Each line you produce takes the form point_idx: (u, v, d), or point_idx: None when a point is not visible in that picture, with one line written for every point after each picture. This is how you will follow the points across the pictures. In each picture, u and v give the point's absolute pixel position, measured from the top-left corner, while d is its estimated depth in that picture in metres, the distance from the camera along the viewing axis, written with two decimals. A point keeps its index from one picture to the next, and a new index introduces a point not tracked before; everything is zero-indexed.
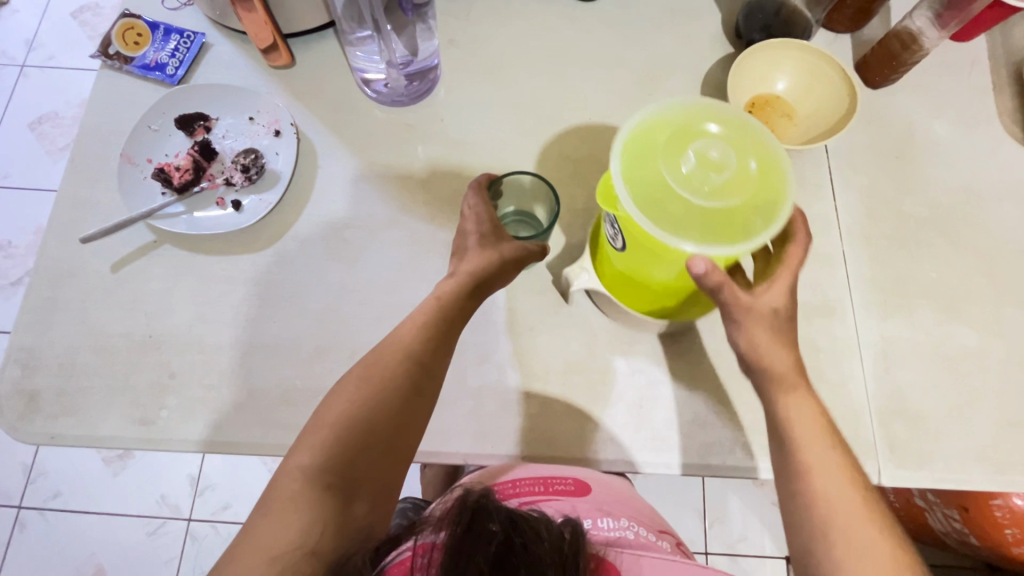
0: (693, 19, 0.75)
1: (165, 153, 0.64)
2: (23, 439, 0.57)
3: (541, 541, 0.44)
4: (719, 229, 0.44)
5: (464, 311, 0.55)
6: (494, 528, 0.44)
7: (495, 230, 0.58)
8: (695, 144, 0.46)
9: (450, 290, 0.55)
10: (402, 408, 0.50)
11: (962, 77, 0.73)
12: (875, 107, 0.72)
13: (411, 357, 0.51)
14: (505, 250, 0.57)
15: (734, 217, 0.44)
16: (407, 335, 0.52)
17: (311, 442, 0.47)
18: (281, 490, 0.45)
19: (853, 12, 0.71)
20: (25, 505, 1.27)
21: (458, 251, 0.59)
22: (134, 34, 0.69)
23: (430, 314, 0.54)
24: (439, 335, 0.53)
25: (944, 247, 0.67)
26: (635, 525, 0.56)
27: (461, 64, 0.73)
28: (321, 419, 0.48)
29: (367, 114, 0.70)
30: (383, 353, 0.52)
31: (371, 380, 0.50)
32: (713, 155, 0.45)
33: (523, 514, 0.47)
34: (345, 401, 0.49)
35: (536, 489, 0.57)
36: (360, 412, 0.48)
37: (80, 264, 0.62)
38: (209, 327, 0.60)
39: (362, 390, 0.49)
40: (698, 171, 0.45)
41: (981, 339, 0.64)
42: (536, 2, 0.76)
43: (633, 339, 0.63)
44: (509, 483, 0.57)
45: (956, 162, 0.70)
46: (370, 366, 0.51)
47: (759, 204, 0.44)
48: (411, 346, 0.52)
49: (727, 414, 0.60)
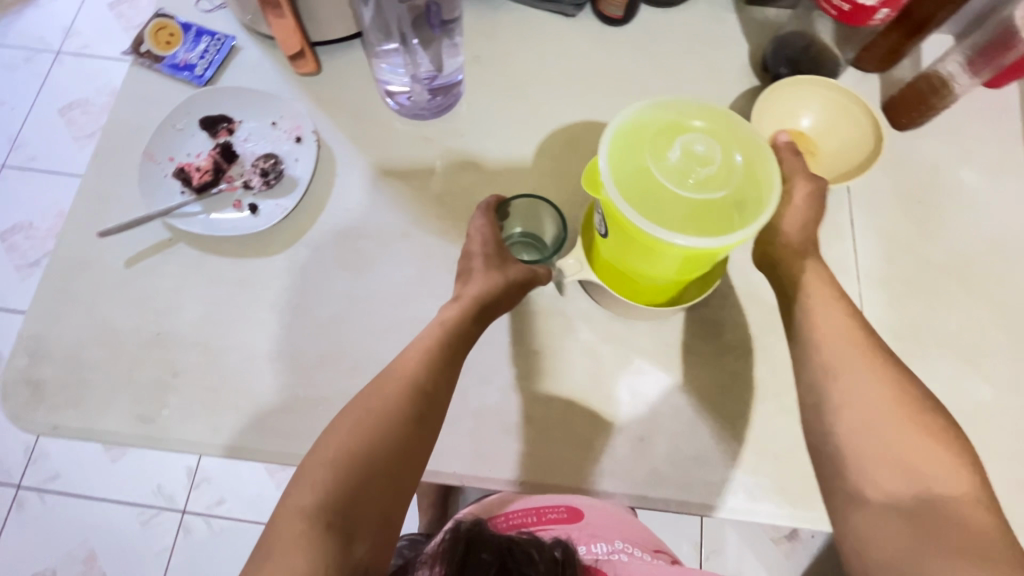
0: (720, 50, 0.75)
1: (187, 153, 0.65)
2: (25, 428, 0.57)
3: (534, 563, 0.42)
4: (709, 224, 0.45)
5: (465, 340, 0.56)
6: (487, 557, 0.42)
7: (501, 252, 0.60)
8: (682, 139, 0.47)
9: (455, 320, 0.55)
10: (407, 437, 0.49)
11: (991, 125, 0.72)
12: (900, 150, 0.71)
13: (413, 388, 0.51)
14: (510, 272, 0.58)
15: (722, 212, 0.46)
16: (409, 365, 0.52)
17: (311, 481, 0.45)
18: (281, 532, 0.43)
19: (883, 52, 0.70)
20: (24, 485, 1.28)
21: (463, 273, 0.60)
22: (167, 34, 0.70)
23: (434, 345, 0.54)
24: (442, 364, 0.53)
25: (965, 297, 0.66)
26: (629, 547, 0.52)
27: (485, 82, 0.73)
28: (319, 455, 0.47)
29: (388, 125, 0.70)
30: (386, 382, 0.51)
31: (372, 410, 0.49)
32: (699, 149, 0.47)
33: (516, 541, 0.45)
34: (347, 436, 0.48)
35: (529, 520, 0.54)
36: (360, 445, 0.47)
37: (96, 257, 0.62)
38: (216, 329, 0.61)
39: (362, 419, 0.49)
40: (684, 164, 0.47)
41: (999, 395, 0.62)
42: (563, 24, 0.77)
43: (640, 369, 0.62)
44: (502, 517, 0.55)
45: (981, 211, 0.69)
46: (372, 397, 0.50)
47: (748, 197, 0.46)
48: (413, 377, 0.51)
49: (731, 454, 0.59)
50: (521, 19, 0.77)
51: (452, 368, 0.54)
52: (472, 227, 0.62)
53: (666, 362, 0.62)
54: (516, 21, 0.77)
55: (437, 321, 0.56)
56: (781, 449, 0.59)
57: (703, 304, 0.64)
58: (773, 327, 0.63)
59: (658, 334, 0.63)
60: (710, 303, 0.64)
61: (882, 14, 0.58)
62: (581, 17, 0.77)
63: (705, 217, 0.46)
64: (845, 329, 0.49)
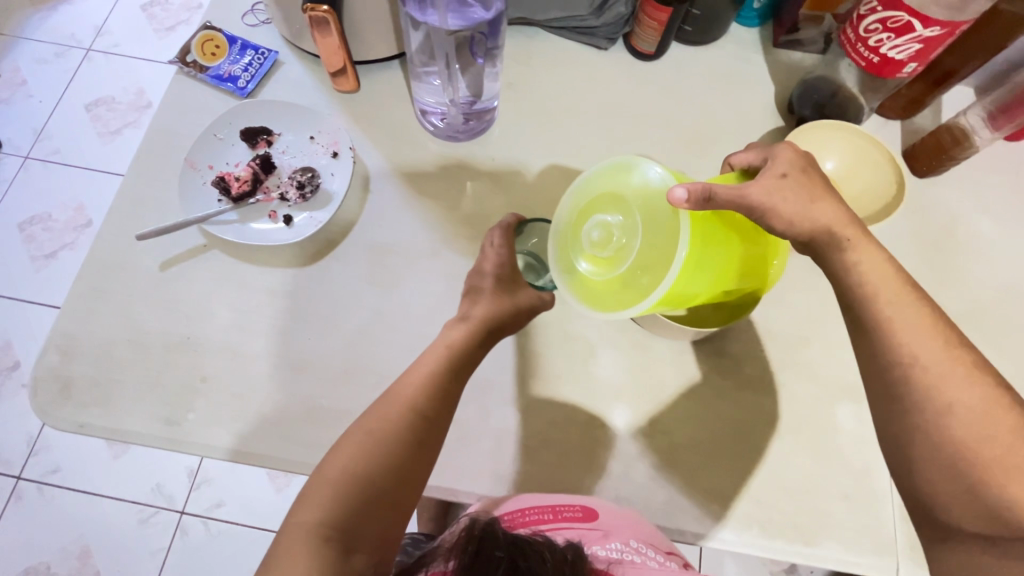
0: (747, 90, 0.77)
1: (226, 162, 0.67)
2: (51, 425, 0.58)
3: (545, 562, 0.47)
4: (629, 295, 0.50)
5: (468, 363, 0.55)
6: (500, 554, 0.46)
7: (513, 276, 0.60)
8: (586, 231, 0.54)
9: (461, 343, 0.55)
10: (403, 457, 0.49)
11: (1008, 177, 0.74)
12: (918, 197, 0.73)
13: (412, 410, 0.50)
14: (519, 299, 0.59)
15: (641, 281, 0.49)
16: (410, 387, 0.51)
17: (316, 498, 0.46)
18: (283, 547, 0.45)
19: (905, 101, 0.72)
20: (24, 476, 1.27)
21: (470, 290, 0.59)
22: (213, 46, 0.72)
23: (436, 368, 0.53)
24: (443, 388, 0.52)
25: (979, 344, 0.67)
26: (642, 549, 0.54)
27: (518, 108, 0.75)
28: (322, 474, 0.48)
29: (422, 145, 0.72)
30: (385, 403, 0.51)
31: (369, 431, 0.49)
32: (597, 234, 0.52)
33: (525, 538, 0.49)
34: (345, 456, 0.48)
35: (545, 517, 0.56)
36: (361, 466, 0.47)
37: (131, 259, 0.64)
38: (245, 336, 0.62)
39: (360, 439, 0.49)
40: (597, 250, 0.53)
41: None
42: (596, 56, 0.79)
43: (659, 398, 0.63)
44: (518, 512, 0.56)
45: (997, 260, 0.71)
46: (373, 418, 0.50)
47: (673, 235, 0.48)
48: (413, 400, 0.51)
49: (746, 488, 0.59)
50: (555, 49, 0.79)
51: (455, 391, 0.53)
52: (485, 245, 0.62)
53: (685, 393, 0.63)
54: (549, 50, 0.79)
55: (440, 343, 0.55)
56: (796, 485, 0.60)
57: (722, 336, 0.65)
58: (791, 363, 0.64)
59: (678, 364, 0.64)
60: (730, 336, 0.65)
61: (912, 68, 0.60)
62: (613, 50, 0.79)
63: (646, 279, 0.49)
64: (881, 271, 0.46)
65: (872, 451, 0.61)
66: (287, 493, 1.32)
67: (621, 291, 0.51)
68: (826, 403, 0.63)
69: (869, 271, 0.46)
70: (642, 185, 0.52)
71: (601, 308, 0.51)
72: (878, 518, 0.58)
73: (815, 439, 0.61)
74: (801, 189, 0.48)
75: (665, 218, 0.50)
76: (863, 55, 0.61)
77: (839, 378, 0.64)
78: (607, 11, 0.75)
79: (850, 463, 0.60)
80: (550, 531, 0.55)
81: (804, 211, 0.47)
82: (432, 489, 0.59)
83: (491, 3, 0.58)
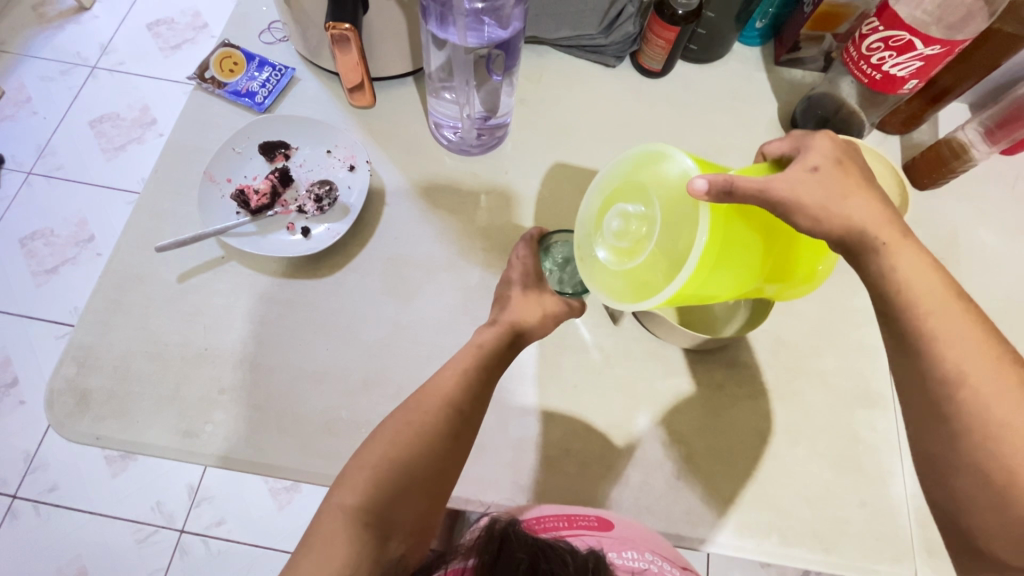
0: (751, 106, 0.79)
1: (245, 175, 0.68)
2: (67, 437, 0.57)
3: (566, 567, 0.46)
4: (649, 287, 0.50)
5: (503, 360, 0.55)
6: (521, 556, 0.45)
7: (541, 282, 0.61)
8: (608, 220, 0.54)
9: (497, 341, 0.55)
10: (440, 451, 0.49)
11: (1005, 189, 0.76)
12: (920, 209, 0.75)
13: (451, 405, 0.51)
14: (546, 304, 0.60)
15: (660, 272, 0.49)
16: (449, 380, 0.52)
17: (354, 484, 0.47)
18: (322, 531, 0.46)
19: (905, 116, 0.75)
20: (19, 496, 1.23)
21: (499, 298, 0.60)
22: (231, 62, 0.74)
23: (474, 364, 0.53)
24: (480, 383, 0.52)
25: None
26: (658, 560, 0.53)
27: (530, 123, 0.77)
28: (361, 463, 0.49)
29: (436, 159, 0.73)
30: (424, 395, 0.51)
31: (408, 421, 0.50)
32: (619, 224, 0.53)
33: (547, 542, 0.48)
34: (385, 445, 0.49)
35: (560, 525, 0.55)
36: (399, 456, 0.48)
37: (150, 271, 0.64)
38: (264, 347, 0.62)
39: (398, 429, 0.50)
40: (621, 240, 0.53)
41: None
42: (605, 74, 0.81)
43: (675, 407, 0.63)
44: (533, 519, 0.55)
45: (998, 270, 0.72)
46: (411, 413, 0.50)
47: (692, 224, 0.47)
48: (451, 395, 0.51)
49: (764, 496, 0.60)
50: (565, 67, 0.81)
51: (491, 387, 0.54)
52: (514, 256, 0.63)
53: (702, 402, 0.63)
54: (559, 68, 0.81)
55: (477, 338, 0.56)
56: (814, 493, 0.60)
57: (736, 345, 0.66)
58: (805, 372, 0.65)
59: (694, 373, 0.64)
60: (743, 345, 0.66)
61: (906, 85, 0.63)
62: (621, 68, 0.81)
63: (664, 273, 0.49)
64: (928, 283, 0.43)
65: (887, 458, 0.62)
66: (289, 510, 1.30)
67: (637, 284, 0.51)
68: (840, 411, 0.63)
69: (911, 279, 0.43)
70: (666, 174, 0.51)
71: (624, 300, 0.51)
72: (895, 525, 0.59)
73: (830, 447, 0.62)
74: (835, 184, 0.45)
75: (688, 210, 0.48)
76: (866, 71, 0.63)
77: (850, 385, 0.65)
78: (615, 30, 0.77)
79: (865, 470, 0.61)
80: (568, 537, 0.53)
81: (839, 204, 0.44)
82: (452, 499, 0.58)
83: (507, 24, 0.59)
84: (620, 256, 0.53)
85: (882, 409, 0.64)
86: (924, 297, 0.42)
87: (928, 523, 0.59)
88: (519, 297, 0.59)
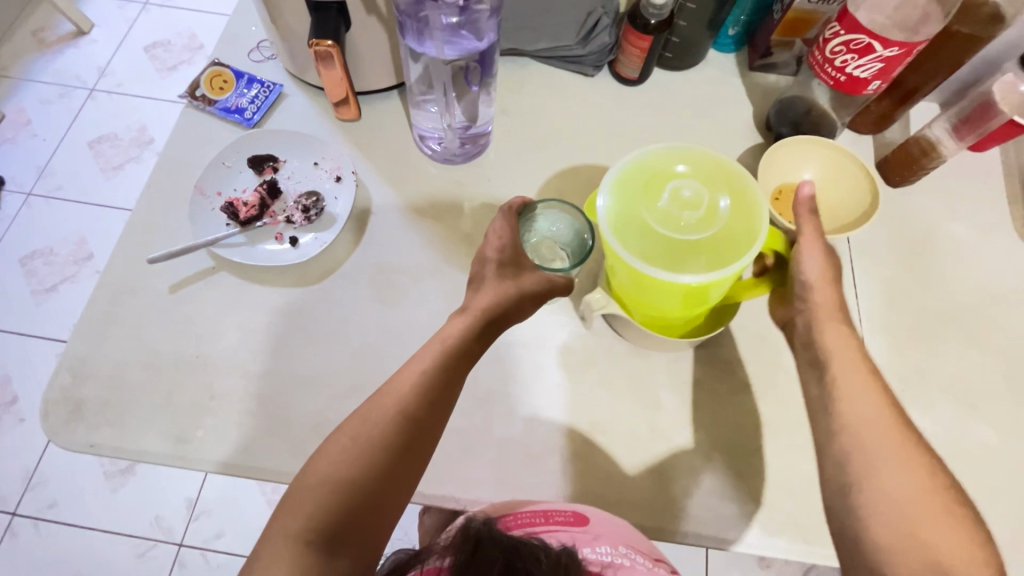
0: (727, 110, 0.82)
1: (234, 188, 0.70)
2: (62, 446, 0.59)
3: (541, 564, 0.47)
4: (689, 264, 0.50)
5: (466, 358, 0.54)
6: (496, 554, 0.46)
7: (515, 260, 0.60)
8: (671, 186, 0.53)
9: (461, 338, 0.54)
10: (395, 459, 0.48)
11: (977, 185, 0.78)
12: (894, 205, 0.77)
13: (406, 410, 0.50)
14: (523, 283, 0.59)
15: (703, 252, 0.51)
16: (405, 385, 0.51)
17: (302, 504, 0.45)
18: (268, 551, 0.44)
19: (876, 117, 0.77)
20: (19, 513, 1.24)
21: (475, 278, 0.60)
22: (221, 80, 0.76)
23: (434, 364, 0.52)
24: (439, 386, 0.51)
25: (962, 342, 0.70)
26: (632, 553, 0.54)
27: (512, 132, 0.79)
28: (307, 479, 0.47)
29: (421, 169, 0.75)
30: (376, 402, 0.50)
31: (359, 429, 0.49)
32: (686, 195, 0.53)
33: (523, 540, 0.49)
34: (337, 458, 0.47)
35: (536, 521, 0.55)
36: (348, 471, 0.47)
37: (142, 283, 0.66)
38: (253, 353, 0.64)
39: (348, 439, 0.48)
40: (672, 208, 0.52)
41: (999, 437, 0.65)
42: (584, 82, 0.84)
43: (657, 404, 0.64)
44: (511, 516, 0.56)
45: (973, 263, 0.74)
46: (358, 424, 0.49)
47: (747, 227, 0.51)
48: (406, 400, 0.50)
49: (746, 489, 0.61)
50: (545, 77, 0.84)
51: (454, 390, 0.53)
52: (489, 228, 0.62)
53: (683, 398, 0.65)
54: (539, 78, 0.83)
55: (436, 339, 0.54)
56: (795, 485, 0.61)
57: (716, 342, 0.67)
58: (784, 365, 0.66)
59: (675, 370, 0.66)
60: (723, 342, 0.67)
61: (870, 85, 0.65)
62: (599, 77, 0.84)
63: (706, 257, 0.50)
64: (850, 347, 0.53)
65: None
66: None
67: (666, 255, 0.51)
68: None
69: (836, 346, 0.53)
70: (735, 176, 0.54)
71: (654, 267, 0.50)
72: None
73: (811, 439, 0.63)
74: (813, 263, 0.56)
75: (745, 214, 0.52)
76: (831, 74, 0.66)
77: None
78: (592, 41, 0.80)
79: None
80: (543, 533, 0.54)
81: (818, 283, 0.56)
82: (439, 498, 0.59)
83: (483, 35, 0.61)
84: (663, 224, 0.52)
85: None
86: (843, 377, 0.51)
87: None
88: (486, 288, 0.58)
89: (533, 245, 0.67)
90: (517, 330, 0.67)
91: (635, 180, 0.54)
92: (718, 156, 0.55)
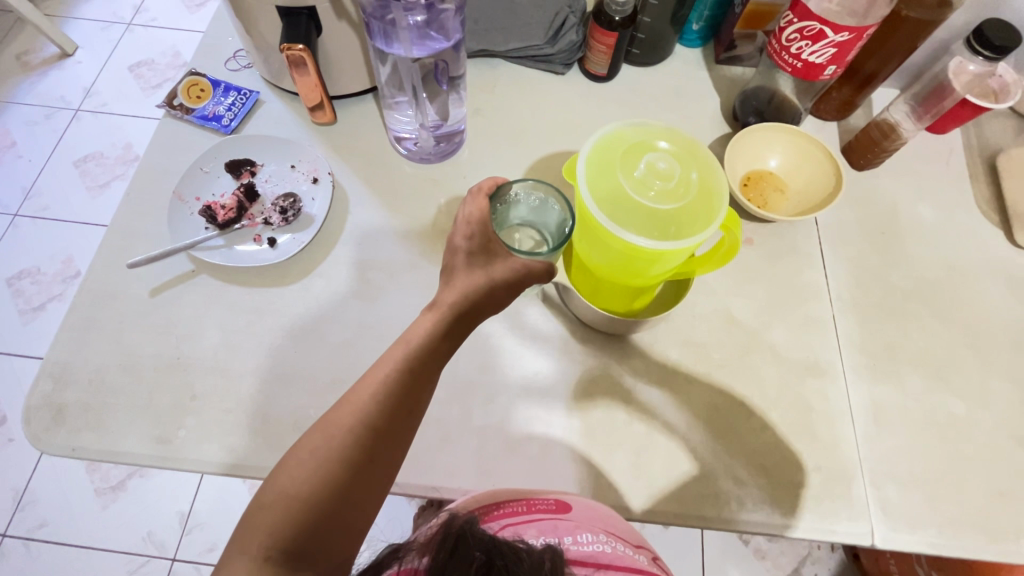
0: (695, 102, 0.84)
1: (212, 193, 0.71)
2: (44, 451, 0.59)
3: (521, 562, 0.48)
4: (650, 230, 0.52)
5: (433, 362, 0.52)
6: (476, 554, 0.47)
7: (485, 247, 0.57)
8: (647, 156, 0.54)
9: (426, 340, 0.52)
10: (361, 470, 0.46)
11: (939, 165, 0.80)
12: (860, 187, 0.79)
13: (370, 421, 0.47)
14: (495, 271, 0.56)
15: (666, 220, 0.52)
16: (365, 395, 0.48)
17: (262, 523, 0.43)
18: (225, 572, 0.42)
19: (838, 103, 0.79)
20: (8, 534, 1.23)
21: (446, 269, 0.57)
22: (198, 89, 0.78)
23: (399, 369, 0.50)
24: (403, 395, 0.49)
25: (930, 317, 0.71)
26: (615, 541, 0.55)
27: (486, 130, 0.81)
28: (267, 496, 0.45)
29: (397, 168, 0.77)
30: (336, 412, 0.48)
31: (320, 439, 0.47)
32: (660, 165, 0.54)
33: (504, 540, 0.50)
34: (298, 470, 0.45)
35: (518, 510, 0.56)
36: (313, 485, 0.45)
37: (123, 288, 0.67)
38: (234, 353, 0.64)
39: (309, 450, 0.46)
40: (645, 177, 0.54)
41: (969, 408, 0.66)
42: (555, 81, 0.86)
43: (634, 387, 0.65)
44: (492, 505, 0.56)
45: (938, 241, 0.76)
46: (320, 437, 0.47)
47: (710, 207, 0.52)
48: (368, 411, 0.48)
49: (724, 467, 0.62)
50: (517, 76, 0.86)
51: (419, 396, 0.51)
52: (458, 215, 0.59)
53: (659, 380, 0.66)
54: (512, 78, 0.85)
55: (400, 344, 0.51)
56: (771, 461, 0.62)
57: (690, 325, 0.69)
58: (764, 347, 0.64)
59: (651, 354, 0.67)
60: (697, 325, 0.69)
61: (825, 68, 0.67)
62: (570, 74, 0.86)
63: (668, 226, 0.52)
64: None
65: (838, 423, 0.64)
66: None
67: (631, 218, 0.52)
68: (792, 381, 0.66)
69: None
70: (707, 159, 0.55)
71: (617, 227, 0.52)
72: (850, 486, 0.61)
73: (785, 416, 0.64)
74: None
75: (711, 196, 0.53)
76: (788, 61, 0.68)
77: (800, 356, 0.67)
78: (561, 39, 0.82)
79: (819, 435, 0.63)
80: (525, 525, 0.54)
81: None
82: (420, 488, 0.60)
83: (450, 34, 0.63)
84: (635, 190, 0.53)
85: (831, 377, 0.67)
86: None
87: (880, 483, 0.62)
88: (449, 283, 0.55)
89: (507, 228, 0.68)
90: (494, 320, 0.68)
91: (614, 147, 0.56)
92: (697, 138, 0.57)
